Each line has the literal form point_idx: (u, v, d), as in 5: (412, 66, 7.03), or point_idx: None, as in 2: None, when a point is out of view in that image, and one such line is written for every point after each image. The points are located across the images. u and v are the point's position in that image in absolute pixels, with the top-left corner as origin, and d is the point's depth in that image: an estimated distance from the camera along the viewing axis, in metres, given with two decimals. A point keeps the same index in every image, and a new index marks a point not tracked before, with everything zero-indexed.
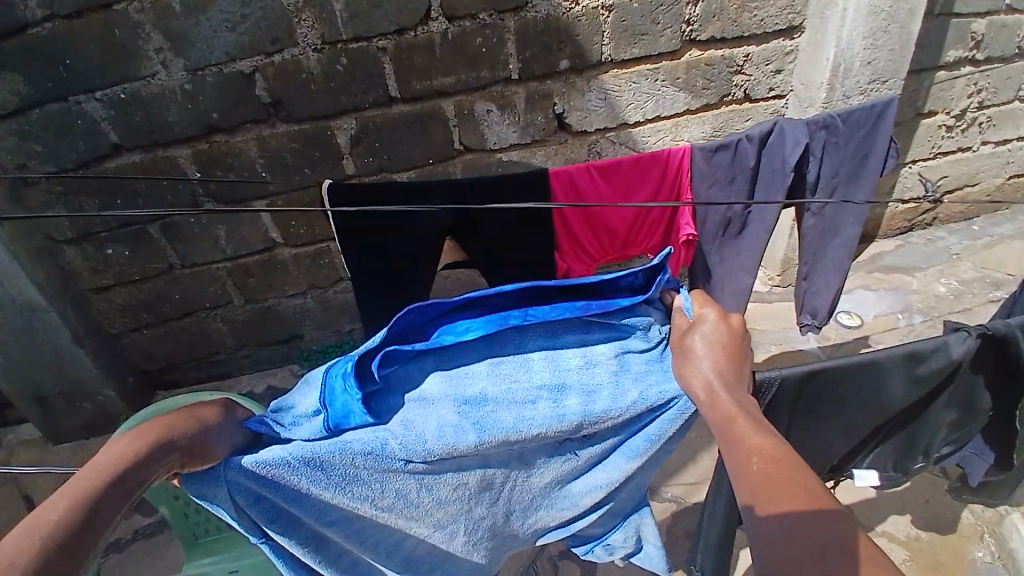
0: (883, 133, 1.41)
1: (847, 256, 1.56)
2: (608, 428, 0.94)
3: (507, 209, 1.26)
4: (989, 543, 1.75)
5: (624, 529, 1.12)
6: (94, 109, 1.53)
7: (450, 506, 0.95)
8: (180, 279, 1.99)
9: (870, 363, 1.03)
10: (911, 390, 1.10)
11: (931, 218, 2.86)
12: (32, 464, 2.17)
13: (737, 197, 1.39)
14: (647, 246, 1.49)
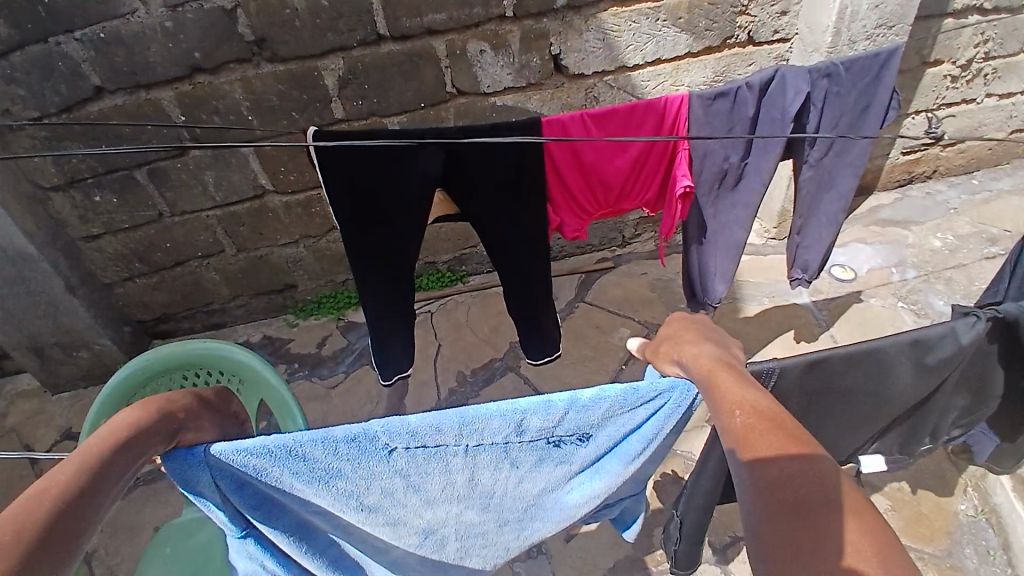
0: (886, 82, 1.38)
1: (842, 210, 1.54)
2: (613, 423, 0.82)
3: (499, 157, 1.24)
4: (971, 496, 1.79)
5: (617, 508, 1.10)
6: (75, 50, 1.48)
7: (439, 507, 0.85)
8: (170, 227, 1.97)
9: (874, 351, 0.96)
10: (920, 378, 1.03)
11: (930, 170, 2.83)
12: (31, 411, 2.20)
13: (735, 147, 1.36)
14: (642, 199, 1.47)
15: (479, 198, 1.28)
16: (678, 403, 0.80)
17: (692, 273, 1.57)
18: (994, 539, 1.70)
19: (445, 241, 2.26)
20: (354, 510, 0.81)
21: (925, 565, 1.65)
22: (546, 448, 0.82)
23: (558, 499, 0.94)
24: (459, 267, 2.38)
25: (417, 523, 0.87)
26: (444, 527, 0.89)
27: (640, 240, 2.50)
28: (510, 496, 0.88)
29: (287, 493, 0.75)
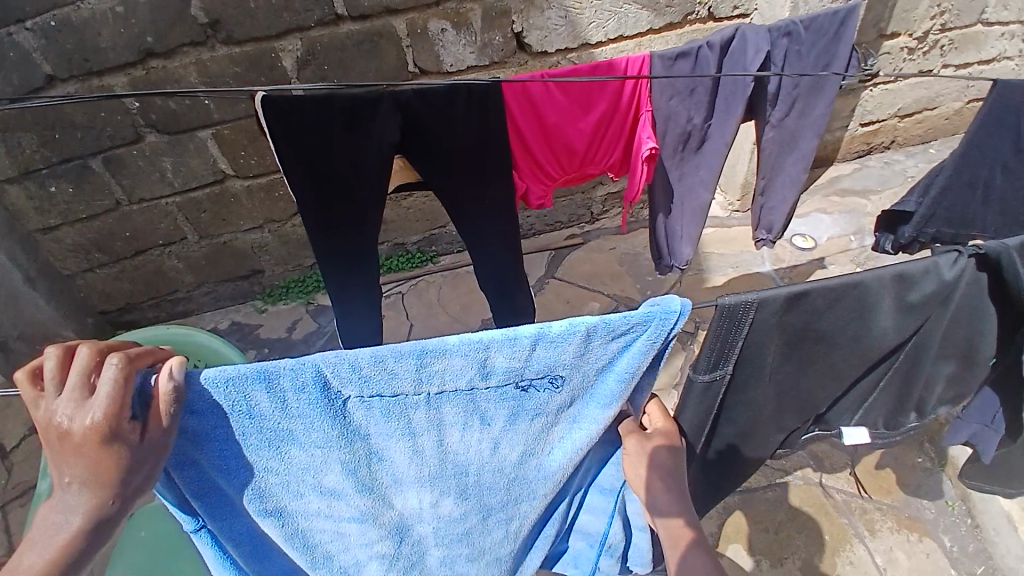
0: (847, 40, 1.39)
1: (803, 170, 1.58)
2: (586, 369, 0.78)
3: (460, 124, 1.24)
4: (929, 450, 1.88)
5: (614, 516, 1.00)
6: (25, 39, 1.43)
7: (407, 475, 0.83)
8: (130, 216, 1.93)
9: (854, 286, 0.86)
10: (905, 320, 0.94)
11: (889, 141, 2.90)
12: None
13: (697, 108, 1.38)
14: (608, 164, 1.49)
15: (443, 167, 1.29)
16: (658, 336, 0.74)
17: (659, 238, 1.59)
18: (952, 490, 1.78)
19: (413, 222, 2.25)
20: (315, 487, 0.80)
21: (884, 518, 1.73)
22: (516, 402, 0.79)
23: (539, 476, 0.89)
24: (428, 248, 2.38)
25: (385, 494, 0.84)
26: (415, 503, 0.87)
27: (608, 216, 2.53)
28: (485, 465, 0.85)
29: (240, 452, 0.74)
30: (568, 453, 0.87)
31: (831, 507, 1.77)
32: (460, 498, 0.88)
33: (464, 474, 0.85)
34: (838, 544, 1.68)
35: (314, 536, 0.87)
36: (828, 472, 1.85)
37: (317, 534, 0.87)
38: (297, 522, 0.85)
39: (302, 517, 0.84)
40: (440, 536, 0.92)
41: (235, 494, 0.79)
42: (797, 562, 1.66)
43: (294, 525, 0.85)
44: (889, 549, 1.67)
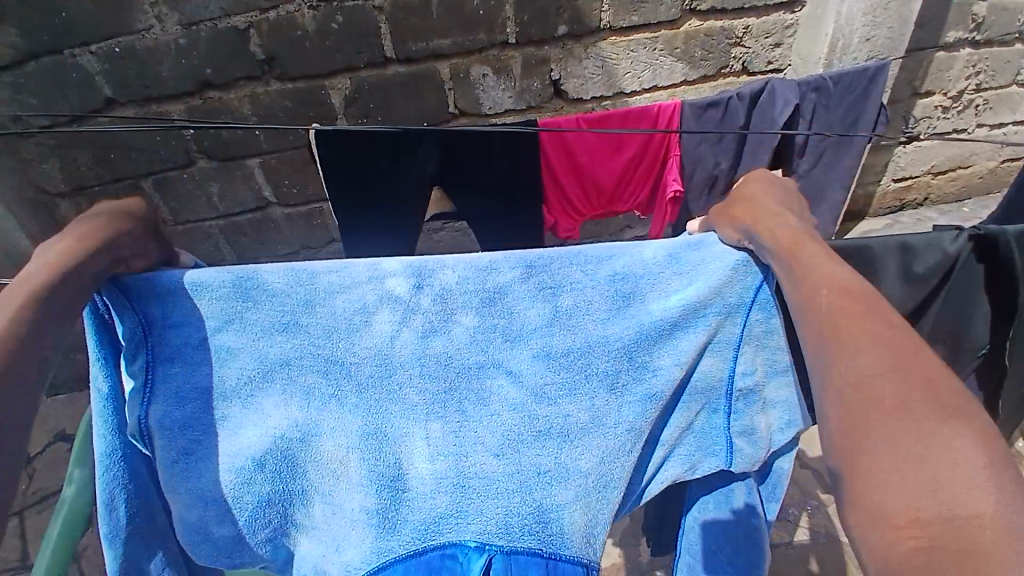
0: (873, 97, 1.43)
1: (833, 219, 1.61)
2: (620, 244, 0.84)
3: (494, 160, 1.29)
4: None
5: (749, 364, 0.83)
6: (89, 62, 1.53)
7: (397, 287, 0.78)
8: (173, 236, 2.01)
9: (863, 246, 1.03)
10: (912, 290, 1.09)
11: (922, 198, 2.88)
12: None
13: (725, 154, 1.40)
14: (634, 204, 1.50)
15: (475, 192, 1.33)
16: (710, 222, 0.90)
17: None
18: None
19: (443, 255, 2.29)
20: (289, 332, 0.77)
21: None
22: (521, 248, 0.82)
23: (569, 307, 0.80)
24: None
25: (363, 307, 0.77)
26: (386, 330, 0.77)
27: None
28: (478, 287, 0.79)
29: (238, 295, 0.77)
30: (622, 265, 0.81)
31: None
32: (454, 326, 0.78)
33: (448, 325, 0.78)
34: None
35: (277, 341, 0.77)
36: None
37: (284, 337, 0.77)
38: (265, 314, 0.77)
39: (275, 309, 0.77)
40: (400, 386, 0.76)
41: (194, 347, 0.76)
42: None
43: (262, 318, 0.77)
44: None
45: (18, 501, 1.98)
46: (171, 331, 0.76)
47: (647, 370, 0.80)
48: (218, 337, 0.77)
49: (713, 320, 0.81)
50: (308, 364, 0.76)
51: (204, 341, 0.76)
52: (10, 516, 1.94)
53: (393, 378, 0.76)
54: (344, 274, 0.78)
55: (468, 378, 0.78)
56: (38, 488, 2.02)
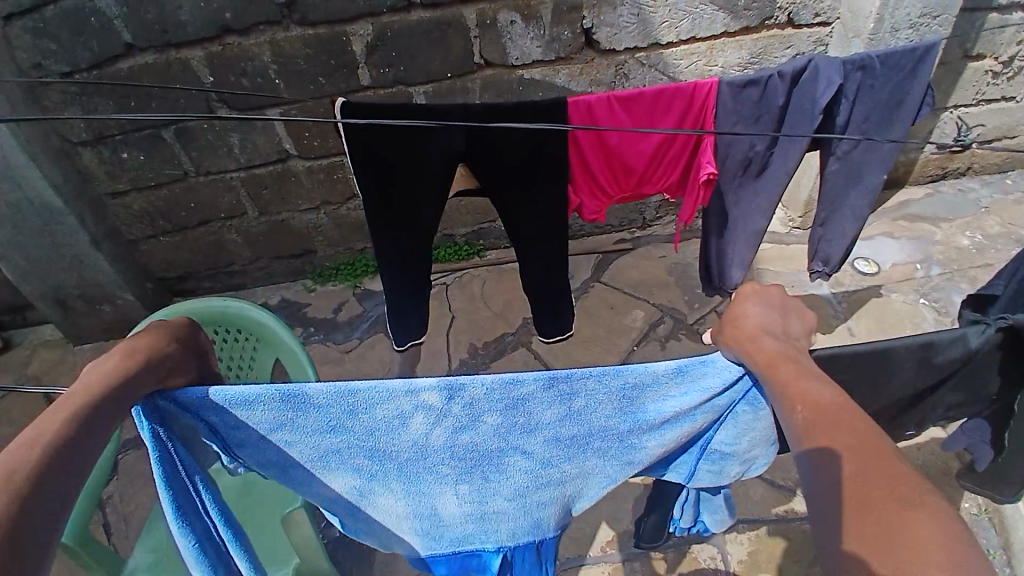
0: (923, 76, 1.23)
1: (869, 204, 1.38)
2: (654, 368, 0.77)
3: (520, 136, 1.18)
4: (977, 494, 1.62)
5: (729, 433, 0.87)
6: (107, 5, 1.49)
7: (431, 399, 0.74)
8: (195, 187, 1.99)
9: (885, 353, 0.84)
10: (928, 373, 0.91)
11: (964, 167, 2.75)
12: (54, 361, 2.25)
13: (762, 135, 1.25)
14: (664, 184, 1.38)
15: (504, 173, 1.23)
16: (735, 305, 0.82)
17: (710, 263, 1.49)
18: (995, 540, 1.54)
19: (464, 214, 2.25)
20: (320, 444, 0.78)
21: None
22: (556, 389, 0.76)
23: (582, 406, 0.79)
24: (477, 241, 2.38)
25: (401, 415, 0.75)
26: (421, 430, 0.77)
27: (661, 223, 2.47)
28: (507, 396, 0.75)
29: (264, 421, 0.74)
30: (647, 375, 0.77)
31: None
32: (482, 423, 0.78)
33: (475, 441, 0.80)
34: None
35: (327, 439, 0.77)
36: None
37: (334, 437, 0.77)
38: (312, 421, 0.75)
39: (314, 429, 0.76)
40: (433, 464, 0.82)
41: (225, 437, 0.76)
42: None
43: (310, 423, 0.75)
44: None
45: None
46: (234, 434, 0.76)
47: (643, 442, 0.86)
48: (270, 438, 0.77)
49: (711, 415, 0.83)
50: (352, 452, 0.79)
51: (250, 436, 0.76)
52: None
53: (426, 459, 0.81)
54: (381, 389, 0.72)
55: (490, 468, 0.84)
56: None
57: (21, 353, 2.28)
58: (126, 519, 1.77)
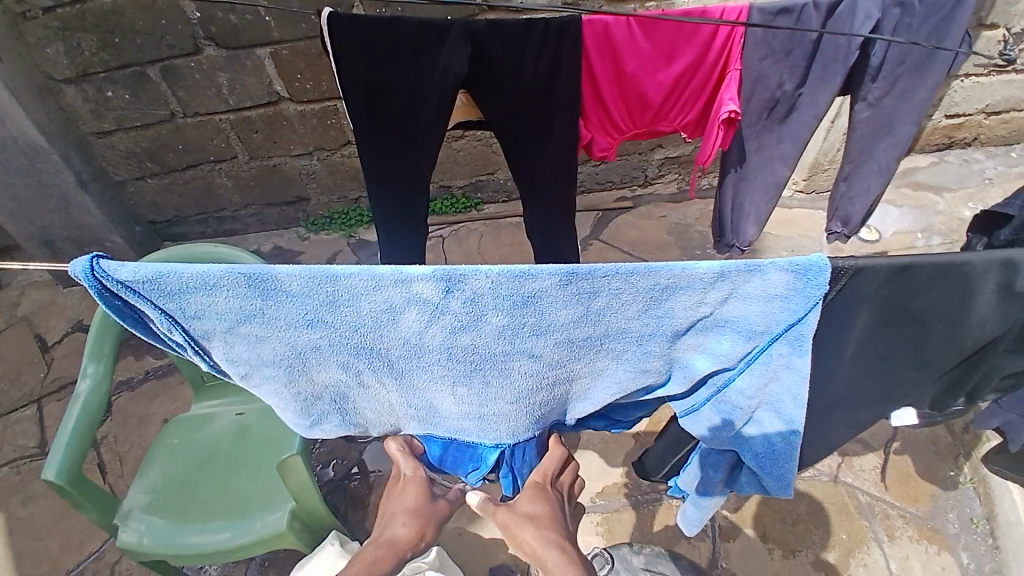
0: (964, 19, 1.14)
1: (897, 159, 1.33)
2: (680, 287, 0.68)
3: (529, 68, 1.14)
4: (962, 463, 1.64)
5: (753, 375, 0.78)
6: None
7: (426, 291, 0.65)
8: (183, 128, 1.93)
9: (960, 266, 0.73)
10: (1006, 310, 0.80)
11: (971, 138, 2.69)
12: (44, 303, 2.22)
13: (792, 73, 1.19)
14: (681, 122, 1.34)
15: (509, 109, 1.20)
16: (813, 287, 0.66)
17: (724, 211, 1.45)
18: (979, 509, 1.56)
19: (462, 165, 2.19)
20: (299, 334, 0.71)
21: (905, 526, 1.54)
22: (562, 294, 0.68)
23: (602, 307, 0.70)
24: (474, 194, 2.33)
25: (387, 307, 0.68)
26: (414, 324, 0.70)
27: (663, 182, 2.41)
28: (514, 292, 0.67)
29: (236, 307, 0.67)
30: (684, 276, 0.67)
31: (851, 506, 1.58)
32: (484, 323, 0.70)
33: (467, 346, 0.73)
34: (853, 545, 1.51)
35: (305, 332, 0.71)
36: (854, 471, 1.65)
37: (311, 330, 0.71)
38: (286, 311, 0.68)
39: (290, 321, 0.69)
40: (427, 360, 0.75)
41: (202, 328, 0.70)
42: (811, 556, 1.50)
43: (289, 311, 0.68)
44: (906, 559, 1.48)
45: (36, 388, 1.97)
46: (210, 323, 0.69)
47: (653, 359, 0.79)
48: (240, 329, 0.70)
49: (739, 342, 0.75)
50: (337, 344, 0.73)
51: (220, 325, 0.70)
52: (29, 401, 1.94)
53: (421, 357, 0.75)
54: (367, 277, 0.64)
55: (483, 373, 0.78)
56: (53, 378, 2.00)
57: (9, 295, 2.25)
58: (119, 461, 1.77)
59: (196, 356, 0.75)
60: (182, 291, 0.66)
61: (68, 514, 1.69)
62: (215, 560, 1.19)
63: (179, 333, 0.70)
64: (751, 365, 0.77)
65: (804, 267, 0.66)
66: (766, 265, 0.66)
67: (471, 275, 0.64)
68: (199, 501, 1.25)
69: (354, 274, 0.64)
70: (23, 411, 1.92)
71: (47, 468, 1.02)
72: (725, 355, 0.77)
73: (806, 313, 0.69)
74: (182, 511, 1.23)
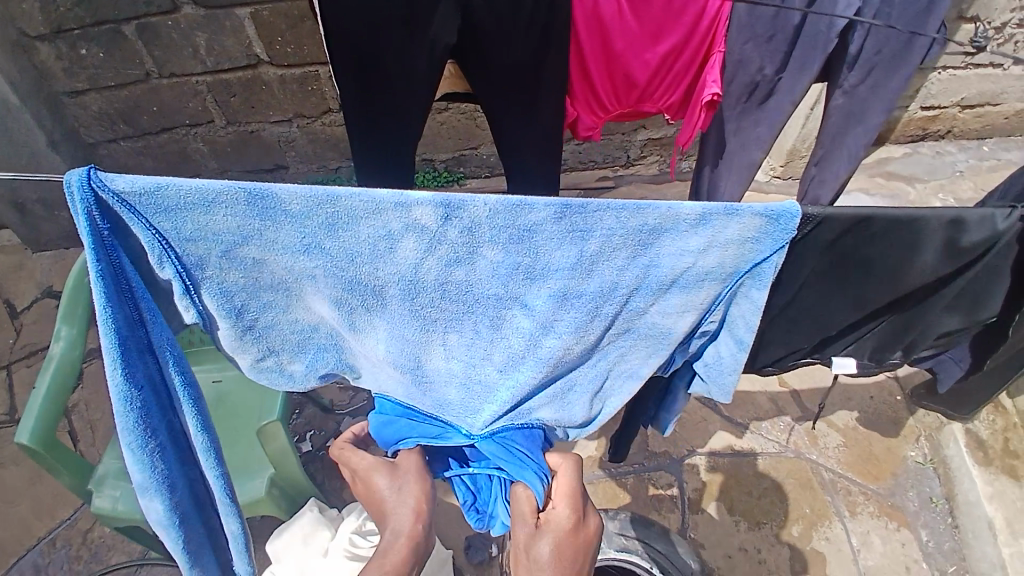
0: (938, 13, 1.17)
1: (867, 142, 1.36)
2: (669, 229, 0.70)
3: (519, 47, 1.14)
4: (922, 444, 1.71)
5: (717, 308, 0.81)
6: None
7: (425, 218, 0.67)
8: (159, 89, 1.87)
9: (912, 221, 0.78)
10: (948, 266, 0.86)
11: (945, 130, 2.75)
12: (11, 268, 2.15)
13: (772, 57, 1.20)
14: (666, 103, 1.32)
15: (492, 80, 1.20)
16: (784, 225, 0.72)
17: (701, 191, 1.46)
18: (939, 489, 1.63)
19: (445, 138, 2.17)
20: (293, 262, 0.72)
21: (867, 503, 1.60)
22: (557, 232, 0.69)
23: (593, 250, 0.71)
24: (456, 168, 2.31)
25: (388, 235, 0.68)
26: (411, 258, 0.70)
27: (645, 163, 2.42)
28: (510, 224, 0.68)
29: (230, 226, 0.68)
30: (669, 218, 0.69)
31: (815, 482, 1.64)
32: (479, 260, 0.71)
33: (463, 287, 0.74)
34: (816, 519, 1.57)
35: (296, 262, 0.71)
36: (819, 449, 1.70)
37: (305, 259, 0.71)
38: (285, 234, 0.68)
39: (288, 245, 0.70)
40: (422, 299, 0.75)
41: (190, 249, 0.69)
42: (776, 530, 1.55)
43: (291, 232, 0.68)
44: (866, 534, 1.55)
45: (3, 354, 1.93)
46: (190, 245, 0.69)
47: (639, 313, 0.80)
48: (237, 252, 0.70)
49: (712, 284, 0.77)
50: (331, 277, 0.73)
51: (218, 248, 0.70)
52: None
53: (413, 300, 0.75)
54: (367, 200, 0.65)
55: (476, 325, 0.78)
56: (22, 344, 1.95)
57: None
58: (90, 429, 1.75)
59: (188, 299, 0.73)
60: (182, 208, 0.66)
61: (36, 481, 1.67)
62: None
63: (171, 262, 0.69)
64: (721, 301, 0.80)
65: (767, 211, 0.70)
66: (742, 207, 0.70)
67: (476, 204, 0.66)
68: None
69: (355, 199, 0.65)
70: None
71: (21, 430, 1.02)
72: (699, 300, 0.79)
73: (771, 254, 0.74)
74: None
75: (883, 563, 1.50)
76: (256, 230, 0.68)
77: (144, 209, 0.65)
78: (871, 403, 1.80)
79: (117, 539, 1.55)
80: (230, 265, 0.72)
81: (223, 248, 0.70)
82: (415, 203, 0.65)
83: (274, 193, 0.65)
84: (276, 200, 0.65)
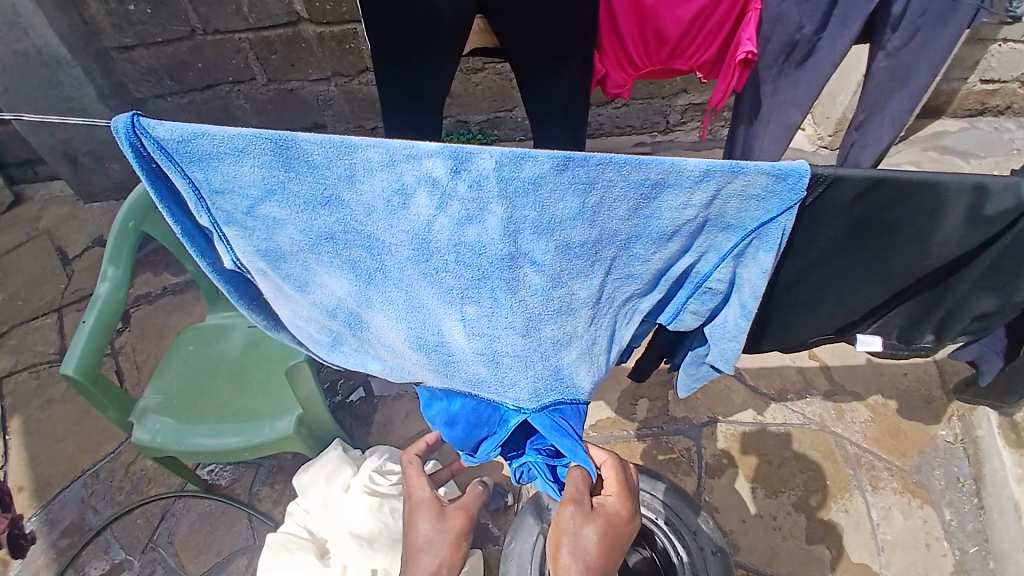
0: None
1: (912, 107, 1.30)
2: (672, 182, 0.71)
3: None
4: (955, 425, 1.67)
5: (726, 263, 0.82)
6: None
7: (436, 171, 0.69)
8: (203, 46, 1.92)
9: (929, 184, 0.76)
10: (976, 233, 0.82)
11: (1005, 105, 2.61)
12: (65, 217, 2.27)
13: (812, 15, 1.14)
14: (699, 61, 1.30)
15: (524, 25, 1.20)
16: (788, 186, 0.72)
17: (737, 153, 1.42)
18: (967, 469, 1.61)
19: (481, 99, 2.18)
20: (313, 216, 0.75)
21: (890, 478, 1.59)
22: (563, 188, 0.70)
23: (598, 203, 0.72)
24: (490, 131, 2.32)
25: (401, 189, 0.71)
26: (424, 214, 0.72)
27: (684, 129, 2.38)
28: (516, 178, 0.69)
29: (256, 175, 0.72)
30: (672, 172, 0.70)
31: (837, 455, 1.63)
32: (489, 218, 0.72)
33: (474, 252, 0.74)
34: (837, 491, 1.57)
35: (317, 214, 0.75)
36: (846, 422, 1.69)
37: (325, 211, 0.74)
38: (305, 185, 0.72)
39: (307, 199, 0.73)
40: (435, 261, 0.76)
41: (220, 198, 0.76)
42: (793, 498, 1.56)
43: (309, 184, 0.72)
44: (887, 508, 1.54)
45: (56, 298, 2.05)
46: (222, 196, 0.75)
47: (644, 264, 0.81)
48: (261, 205, 0.75)
49: (716, 232, 0.78)
50: (349, 233, 0.76)
51: (243, 202, 0.75)
52: (50, 310, 2.03)
53: (428, 263, 0.76)
54: (381, 151, 0.69)
55: (490, 293, 0.78)
56: (75, 289, 2.07)
57: (32, 208, 2.31)
58: (137, 369, 1.86)
59: (222, 242, 0.82)
60: (211, 156, 0.71)
61: (86, 415, 1.79)
62: (225, 459, 1.28)
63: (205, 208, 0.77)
64: (727, 255, 0.81)
65: (775, 169, 0.71)
66: (744, 165, 0.70)
67: (482, 156, 0.68)
68: (207, 409, 1.32)
69: (367, 150, 0.69)
70: (43, 319, 2.01)
71: (67, 360, 1.08)
72: (701, 249, 0.81)
73: (780, 213, 0.74)
74: (198, 411, 1.32)
75: (902, 537, 1.50)
76: (279, 180, 0.72)
77: (182, 157, 0.72)
78: (905, 380, 1.76)
79: (157, 473, 1.67)
80: (256, 213, 0.77)
81: (250, 196, 0.74)
82: (423, 153, 0.68)
83: (293, 143, 0.68)
84: (294, 151, 0.69)
